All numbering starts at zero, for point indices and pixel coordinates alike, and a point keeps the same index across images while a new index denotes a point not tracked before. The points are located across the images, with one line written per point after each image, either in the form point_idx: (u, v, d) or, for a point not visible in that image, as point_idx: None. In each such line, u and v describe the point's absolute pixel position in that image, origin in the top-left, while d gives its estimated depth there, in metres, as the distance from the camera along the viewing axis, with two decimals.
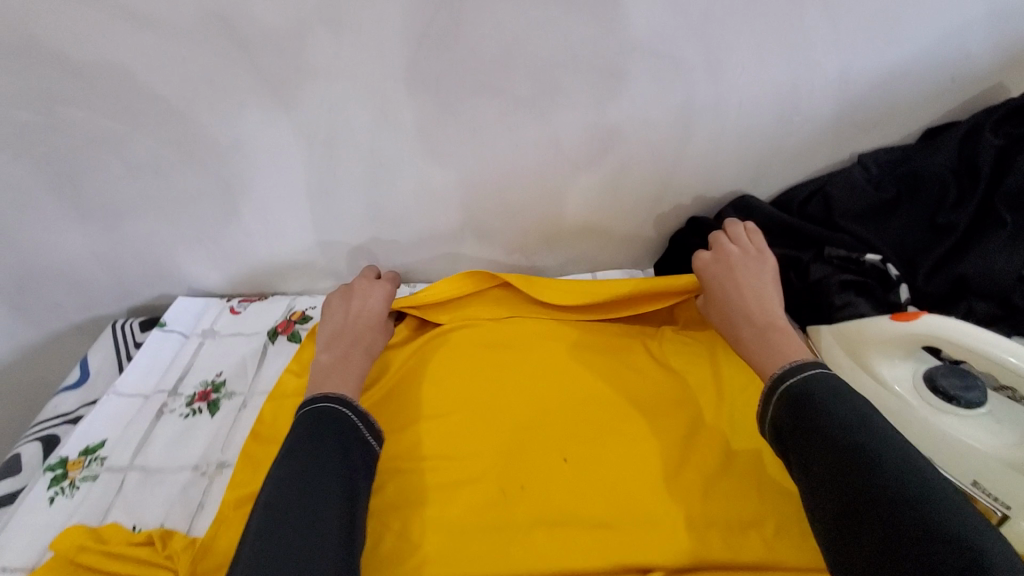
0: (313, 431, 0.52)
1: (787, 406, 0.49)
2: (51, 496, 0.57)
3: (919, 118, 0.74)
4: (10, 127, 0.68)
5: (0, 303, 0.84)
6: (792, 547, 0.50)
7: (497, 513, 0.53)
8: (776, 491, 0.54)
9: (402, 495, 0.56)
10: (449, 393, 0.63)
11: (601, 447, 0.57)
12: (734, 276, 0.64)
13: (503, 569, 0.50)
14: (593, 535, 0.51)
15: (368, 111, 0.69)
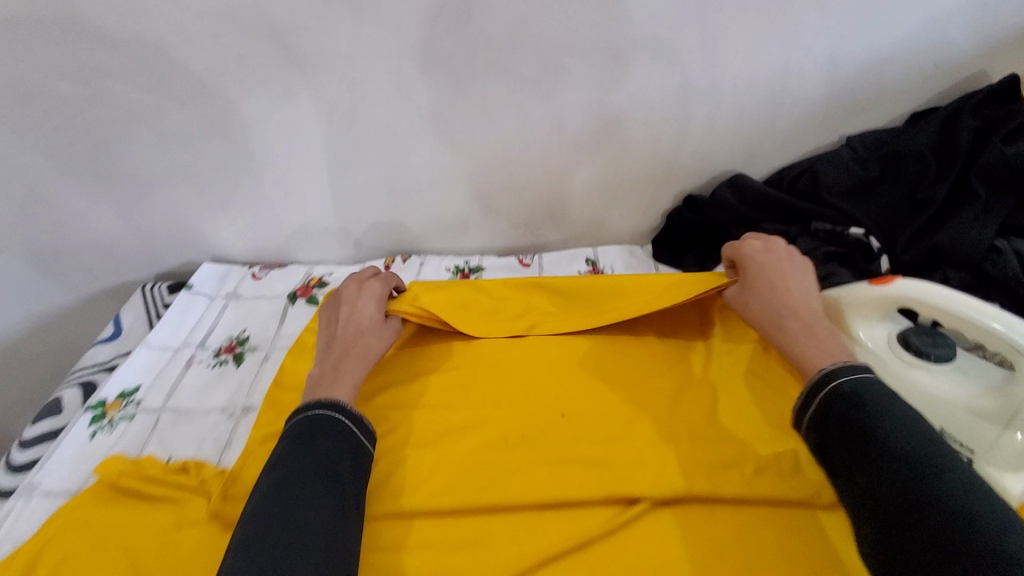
0: (308, 434, 0.50)
1: (831, 406, 0.45)
2: (92, 432, 0.62)
3: (905, 102, 0.78)
4: (53, 98, 0.73)
5: (37, 266, 0.89)
6: (769, 484, 0.54)
7: (499, 452, 0.58)
8: (752, 437, 0.59)
9: (411, 437, 0.60)
10: (457, 351, 0.69)
11: (593, 395, 0.63)
12: (779, 269, 0.61)
13: (502, 499, 0.54)
14: (584, 466, 0.57)
15: (385, 87, 0.73)
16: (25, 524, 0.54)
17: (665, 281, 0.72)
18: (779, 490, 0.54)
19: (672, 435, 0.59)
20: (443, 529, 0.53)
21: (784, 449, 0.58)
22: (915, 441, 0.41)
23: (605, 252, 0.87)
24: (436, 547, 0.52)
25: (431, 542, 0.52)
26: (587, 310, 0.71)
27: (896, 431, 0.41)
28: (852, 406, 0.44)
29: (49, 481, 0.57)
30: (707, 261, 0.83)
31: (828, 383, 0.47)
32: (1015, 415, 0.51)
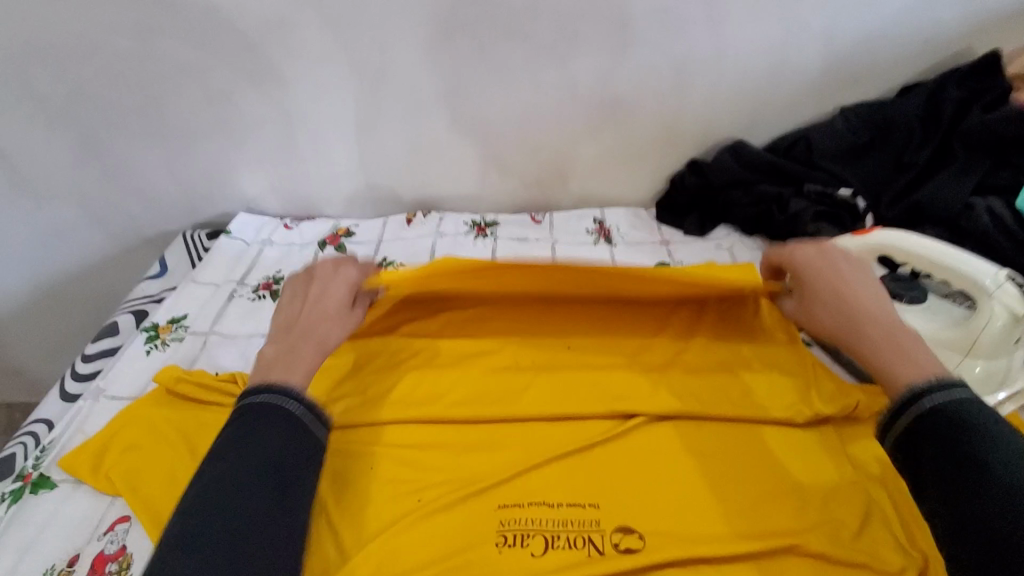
0: (255, 426, 0.44)
1: (922, 426, 0.41)
2: (148, 349, 0.69)
3: (897, 75, 0.83)
4: (110, 53, 0.80)
5: (86, 212, 0.97)
6: (751, 403, 0.61)
7: (511, 374, 0.64)
8: (737, 362, 0.66)
9: (434, 357, 0.66)
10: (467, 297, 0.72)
11: (593, 328, 0.69)
12: (842, 275, 0.52)
13: (515, 411, 0.60)
14: (586, 386, 0.63)
15: (413, 49, 0.80)
16: (93, 421, 0.61)
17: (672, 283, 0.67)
18: (760, 407, 0.61)
19: (668, 363, 0.66)
20: (455, 437, 0.59)
21: (766, 374, 0.64)
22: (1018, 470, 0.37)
23: (612, 213, 0.93)
24: (450, 450, 0.57)
25: (448, 444, 0.58)
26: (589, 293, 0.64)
27: (999, 456, 0.37)
28: (948, 425, 0.40)
29: (113, 387, 0.64)
30: (707, 224, 0.88)
31: (920, 402, 0.41)
32: (974, 344, 0.58)
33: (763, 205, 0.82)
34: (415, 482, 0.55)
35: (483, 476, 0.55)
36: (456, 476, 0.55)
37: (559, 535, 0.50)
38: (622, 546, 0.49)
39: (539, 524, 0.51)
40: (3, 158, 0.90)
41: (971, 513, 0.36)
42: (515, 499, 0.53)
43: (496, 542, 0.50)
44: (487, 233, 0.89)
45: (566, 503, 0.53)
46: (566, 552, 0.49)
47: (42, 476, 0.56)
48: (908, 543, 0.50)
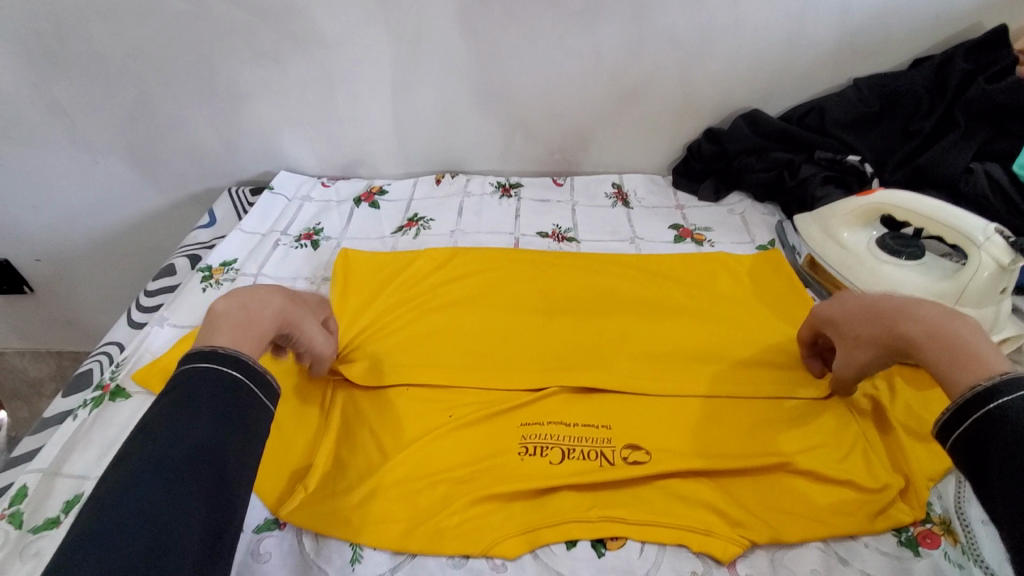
0: (192, 400, 0.42)
1: (993, 426, 0.37)
2: (204, 286, 0.77)
3: (908, 50, 0.87)
4: (168, 16, 0.87)
5: (139, 167, 1.04)
6: (754, 343, 0.66)
7: (533, 316, 0.70)
8: (745, 310, 0.71)
9: (467, 297, 0.73)
10: (463, 287, 0.74)
11: (603, 304, 0.72)
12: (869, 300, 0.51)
13: (540, 344, 0.67)
14: (604, 332, 0.68)
15: (447, 14, 0.85)
16: (158, 344, 0.68)
17: (667, 302, 0.71)
18: (771, 352, 0.65)
19: (684, 313, 0.70)
20: (479, 364, 0.64)
21: (777, 325, 0.68)
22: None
23: (630, 179, 0.98)
24: (479, 372, 0.63)
25: (472, 367, 0.63)
26: (598, 318, 0.70)
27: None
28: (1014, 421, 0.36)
29: (175, 317, 0.72)
30: (721, 191, 0.93)
31: (988, 403, 0.38)
32: (963, 293, 0.62)
33: (775, 171, 0.87)
34: (447, 402, 0.60)
35: (508, 398, 0.60)
36: (482, 398, 0.61)
37: (575, 448, 0.56)
38: (630, 459, 0.55)
39: (557, 438, 0.56)
40: (66, 114, 0.97)
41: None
42: (536, 419, 0.58)
43: (519, 451, 0.55)
44: (512, 193, 0.94)
45: (582, 423, 0.58)
46: (581, 462, 0.54)
47: (119, 387, 0.63)
48: (892, 467, 0.54)
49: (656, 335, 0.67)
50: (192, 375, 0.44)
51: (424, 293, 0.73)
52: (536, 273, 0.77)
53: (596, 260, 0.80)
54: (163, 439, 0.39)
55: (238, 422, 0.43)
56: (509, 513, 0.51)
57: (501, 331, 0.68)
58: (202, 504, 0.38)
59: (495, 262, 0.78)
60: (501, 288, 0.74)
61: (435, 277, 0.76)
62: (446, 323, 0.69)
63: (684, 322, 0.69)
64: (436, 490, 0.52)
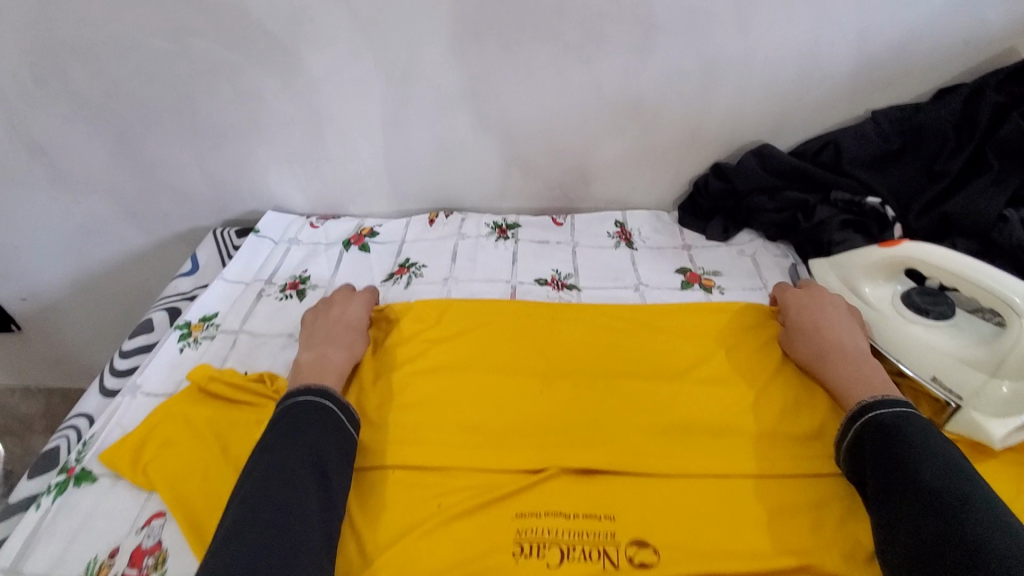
0: (299, 422, 0.54)
1: (878, 439, 0.52)
2: (181, 346, 0.72)
3: (933, 78, 0.81)
4: (147, 54, 0.82)
5: (121, 207, 1.00)
6: (768, 417, 0.61)
7: (531, 379, 0.65)
8: (756, 373, 0.65)
9: (458, 359, 0.67)
10: (455, 348, 0.69)
11: (606, 366, 0.67)
12: (826, 313, 0.66)
13: (541, 414, 0.62)
14: (609, 402, 0.63)
15: (440, 49, 0.80)
16: (131, 416, 0.64)
17: (671, 368, 0.66)
18: (790, 429, 0.60)
19: (690, 377, 0.65)
20: (475, 438, 0.59)
21: (790, 391, 0.63)
22: (944, 472, 0.47)
23: (633, 216, 0.93)
24: (477, 443, 0.59)
25: (465, 443, 0.59)
26: (599, 391, 0.64)
27: (927, 463, 0.47)
28: (890, 434, 0.51)
29: (149, 384, 0.67)
30: (730, 229, 0.88)
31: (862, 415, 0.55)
32: (1001, 364, 0.56)
33: (788, 211, 0.82)
34: (438, 488, 0.55)
35: (504, 481, 0.56)
36: (474, 480, 0.56)
37: (576, 546, 0.51)
38: (637, 560, 0.50)
39: (555, 535, 0.51)
40: (45, 154, 0.93)
41: (903, 503, 0.46)
42: (534, 508, 0.54)
43: (513, 552, 0.50)
44: (509, 234, 0.89)
45: (583, 515, 0.53)
46: (581, 564, 0.49)
47: (85, 470, 0.59)
48: None
49: (662, 405, 0.62)
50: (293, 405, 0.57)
51: (410, 353, 0.68)
52: (531, 328, 0.71)
53: (593, 313, 0.74)
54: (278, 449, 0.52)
55: (333, 434, 0.55)
56: None
57: (496, 403, 0.63)
58: (314, 497, 0.50)
59: (493, 315, 0.73)
60: (498, 347, 0.69)
61: (424, 333, 0.71)
62: (432, 387, 0.64)
63: (692, 390, 0.63)
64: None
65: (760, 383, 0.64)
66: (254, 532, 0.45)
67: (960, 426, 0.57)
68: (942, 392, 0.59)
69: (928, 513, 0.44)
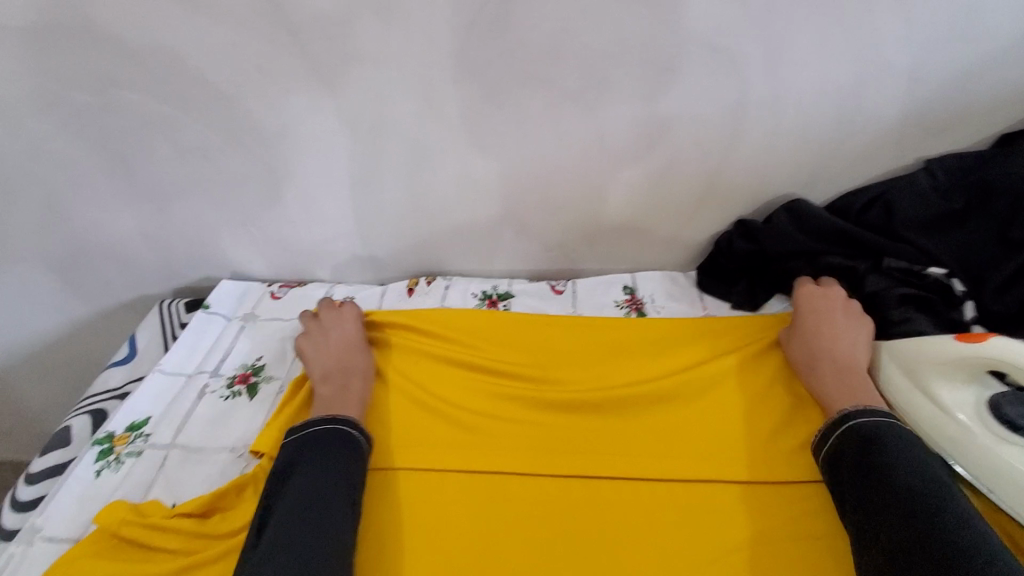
0: (326, 446, 0.54)
1: (856, 447, 0.52)
2: (98, 469, 0.59)
3: (994, 122, 0.69)
4: (71, 109, 0.70)
5: (57, 275, 0.87)
6: (747, 461, 0.57)
7: (521, 406, 0.63)
8: (732, 414, 0.62)
9: (452, 382, 0.66)
10: (451, 368, 0.67)
11: (584, 385, 0.65)
12: (833, 318, 0.63)
13: (531, 443, 0.60)
14: (594, 444, 0.60)
15: (414, 100, 0.68)
16: (23, 573, 0.51)
17: (638, 394, 0.63)
18: (822, 559, 0.50)
19: (676, 428, 0.61)
20: (466, 440, 0.60)
21: (788, 438, 0.59)
22: (920, 481, 0.47)
23: (644, 280, 0.81)
24: (471, 449, 0.59)
25: (442, 498, 0.55)
26: (582, 413, 0.62)
27: (908, 475, 0.48)
28: (868, 445, 0.51)
29: (51, 526, 0.54)
30: (759, 296, 0.75)
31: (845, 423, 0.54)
32: None
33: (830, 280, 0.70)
34: (426, 513, 0.54)
35: (491, 530, 0.53)
36: (470, 492, 0.56)
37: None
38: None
39: None
40: None
41: (880, 514, 0.46)
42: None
43: None
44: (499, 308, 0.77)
45: None
46: None
47: None
48: None
49: (637, 440, 0.60)
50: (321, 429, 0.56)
51: (408, 362, 0.68)
52: (530, 340, 0.71)
53: (577, 326, 0.73)
54: (308, 471, 0.51)
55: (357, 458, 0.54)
56: None
57: (497, 439, 0.60)
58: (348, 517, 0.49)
59: (496, 326, 0.72)
60: (494, 364, 0.67)
61: (422, 345, 0.69)
62: (428, 389, 0.65)
63: (661, 428, 0.61)
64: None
65: (745, 422, 0.61)
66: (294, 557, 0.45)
67: None
68: None
69: (906, 528, 0.44)
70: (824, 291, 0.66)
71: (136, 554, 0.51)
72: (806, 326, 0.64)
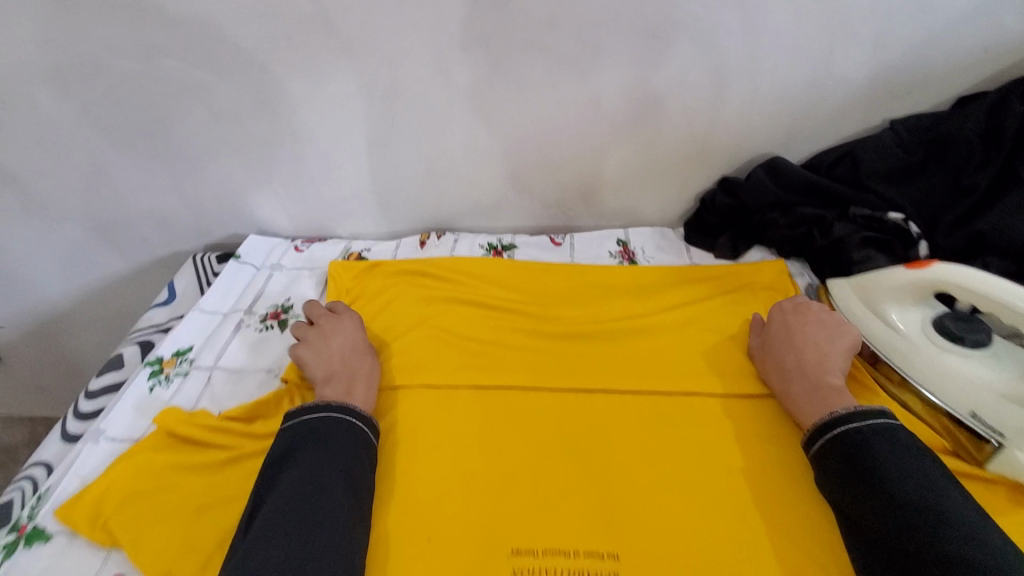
0: (318, 436, 0.54)
1: (842, 446, 0.52)
2: (151, 385, 0.67)
3: (952, 86, 0.76)
4: (116, 75, 0.78)
5: (97, 233, 0.95)
6: (722, 377, 0.65)
7: (521, 335, 0.71)
8: (710, 341, 0.69)
9: (457, 322, 0.72)
10: (459, 309, 0.74)
11: (579, 317, 0.73)
12: (806, 332, 0.63)
13: (528, 359, 0.68)
14: (588, 367, 0.67)
15: (427, 65, 0.75)
16: (91, 465, 0.59)
17: (625, 326, 0.71)
18: (784, 452, 0.58)
19: (658, 352, 0.68)
20: (473, 360, 0.68)
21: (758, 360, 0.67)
22: (918, 483, 0.47)
23: (636, 234, 0.89)
24: (481, 369, 0.66)
25: (447, 408, 0.62)
26: (576, 340, 0.70)
27: (900, 476, 0.48)
28: (860, 449, 0.50)
29: (113, 428, 0.62)
30: (740, 246, 0.83)
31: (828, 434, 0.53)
32: None
33: (802, 228, 0.76)
34: (433, 421, 0.61)
35: (493, 427, 0.60)
36: (478, 402, 0.63)
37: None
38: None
39: (552, 563, 0.49)
40: (13, 179, 0.88)
41: (876, 518, 0.46)
42: (529, 545, 0.50)
43: None
44: (504, 257, 0.85)
45: (563, 492, 0.54)
46: None
47: (38, 528, 0.54)
48: None
49: (626, 362, 0.67)
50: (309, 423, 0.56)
51: (418, 302, 0.75)
52: (529, 281, 0.79)
53: (571, 271, 0.80)
54: (299, 468, 0.52)
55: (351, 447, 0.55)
56: None
57: (497, 360, 0.68)
58: (344, 508, 0.50)
59: (498, 269, 0.80)
60: (499, 304, 0.75)
61: (431, 292, 0.76)
62: (440, 322, 0.72)
63: (646, 351, 0.69)
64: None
65: (721, 348, 0.69)
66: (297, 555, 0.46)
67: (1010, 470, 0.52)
68: (982, 429, 0.54)
69: (904, 531, 0.44)
70: (796, 305, 0.66)
71: (191, 448, 0.59)
72: (779, 343, 0.63)
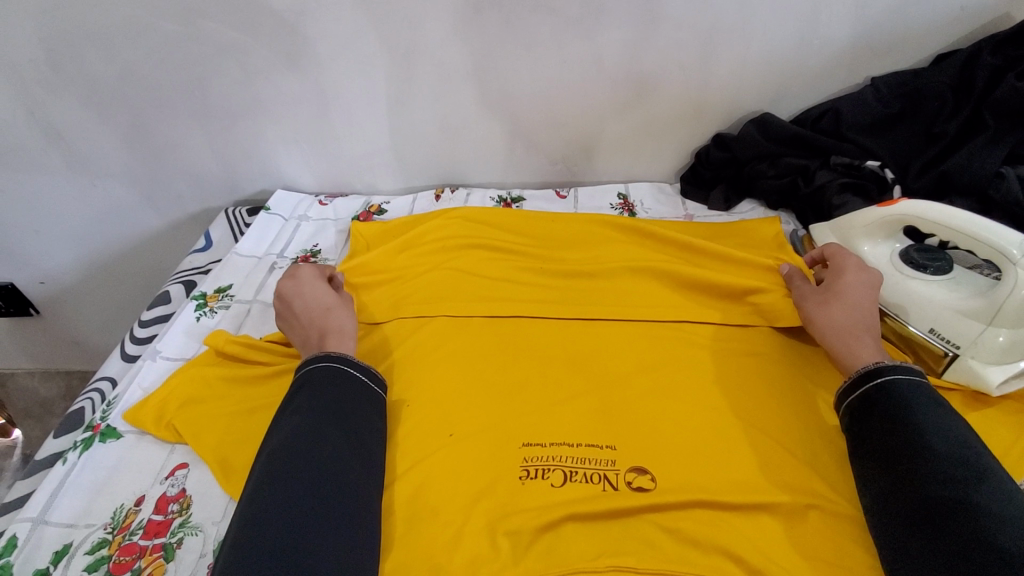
0: (322, 381, 0.57)
1: (879, 401, 0.52)
2: (198, 315, 0.75)
3: (931, 44, 0.82)
4: (158, 37, 0.84)
5: (135, 190, 1.03)
6: (710, 306, 0.72)
7: (530, 273, 0.78)
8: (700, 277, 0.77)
9: (471, 264, 0.79)
10: (471, 252, 0.81)
11: (582, 258, 0.80)
12: (870, 297, 0.64)
13: (536, 293, 0.75)
14: (588, 299, 0.74)
15: (443, 26, 0.81)
16: (150, 378, 0.67)
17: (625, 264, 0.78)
18: (764, 365, 0.65)
19: (653, 286, 0.75)
20: (487, 292, 0.75)
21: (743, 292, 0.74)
22: (957, 443, 0.48)
23: (636, 188, 0.95)
24: (493, 301, 0.73)
25: (467, 331, 0.70)
26: (579, 277, 0.77)
27: (942, 435, 0.48)
28: (903, 405, 0.51)
29: (167, 349, 0.70)
30: (732, 198, 0.90)
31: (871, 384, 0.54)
32: (998, 313, 0.59)
33: (788, 177, 0.84)
34: (454, 339, 0.69)
35: (512, 343, 0.68)
36: (494, 326, 0.70)
37: (576, 471, 0.55)
38: (634, 484, 0.54)
39: (559, 459, 0.56)
40: (59, 138, 0.95)
41: (911, 472, 0.47)
42: (538, 439, 0.58)
43: (519, 475, 0.55)
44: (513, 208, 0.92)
45: (574, 396, 0.62)
46: (581, 485, 0.54)
47: (110, 427, 0.62)
48: None
49: (624, 294, 0.74)
50: (316, 369, 0.58)
51: (434, 246, 0.82)
52: (536, 228, 0.86)
53: (574, 220, 0.87)
54: (303, 409, 0.55)
55: (360, 397, 0.57)
56: (518, 539, 0.51)
57: (510, 292, 0.75)
58: (346, 448, 0.53)
59: (507, 217, 0.87)
60: (510, 247, 0.82)
61: (446, 238, 0.83)
62: (456, 262, 0.79)
63: (643, 286, 0.76)
64: (476, 524, 0.52)
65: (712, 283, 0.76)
66: (302, 487, 0.49)
67: (960, 374, 0.60)
68: (939, 342, 0.62)
69: (944, 486, 0.45)
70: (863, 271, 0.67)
71: (238, 363, 0.67)
72: (849, 294, 0.63)
